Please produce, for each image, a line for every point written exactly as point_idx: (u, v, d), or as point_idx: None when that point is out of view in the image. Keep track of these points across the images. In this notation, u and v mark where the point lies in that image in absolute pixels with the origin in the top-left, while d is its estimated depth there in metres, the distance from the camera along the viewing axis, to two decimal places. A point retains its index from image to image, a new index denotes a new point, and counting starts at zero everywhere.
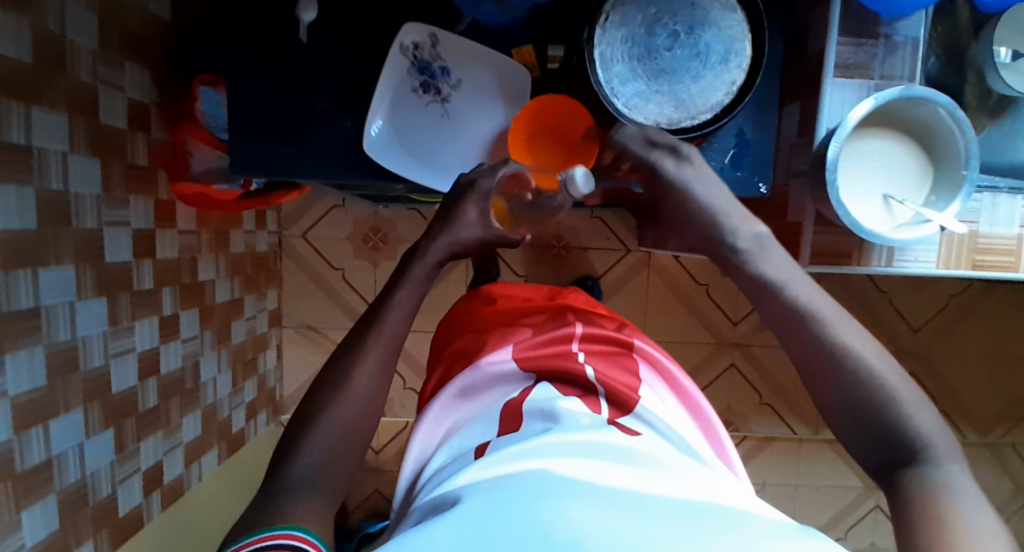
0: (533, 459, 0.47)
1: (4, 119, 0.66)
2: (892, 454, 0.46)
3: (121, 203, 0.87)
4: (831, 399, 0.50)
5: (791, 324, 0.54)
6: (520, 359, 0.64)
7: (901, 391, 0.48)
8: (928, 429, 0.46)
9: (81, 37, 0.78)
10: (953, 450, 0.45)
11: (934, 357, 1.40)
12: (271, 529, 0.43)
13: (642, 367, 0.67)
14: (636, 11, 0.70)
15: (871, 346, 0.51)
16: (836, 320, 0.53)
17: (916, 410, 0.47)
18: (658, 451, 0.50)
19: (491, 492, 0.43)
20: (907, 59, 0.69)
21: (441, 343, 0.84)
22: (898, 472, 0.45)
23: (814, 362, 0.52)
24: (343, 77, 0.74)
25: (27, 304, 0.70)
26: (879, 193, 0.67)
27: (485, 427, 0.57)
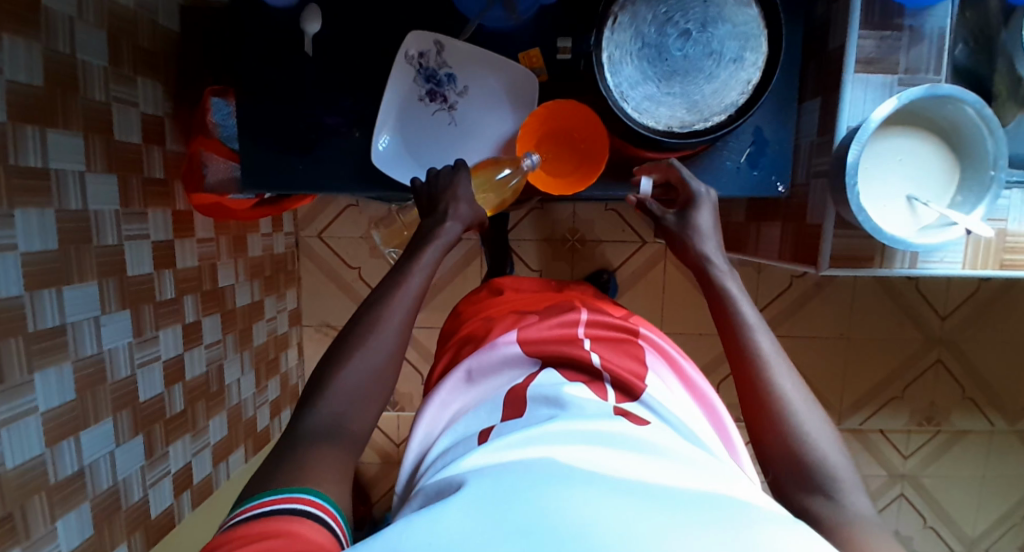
0: (536, 447, 0.44)
1: (20, 144, 0.67)
2: (800, 476, 0.47)
3: (139, 216, 0.89)
4: (758, 420, 0.51)
5: (734, 341, 0.56)
6: (524, 341, 0.60)
7: (820, 426, 0.49)
8: (834, 459, 0.47)
9: (93, 57, 0.78)
10: (856, 482, 0.46)
11: (963, 344, 1.35)
12: (271, 494, 0.43)
13: (650, 355, 0.60)
14: (647, 10, 0.67)
15: (794, 375, 0.53)
16: (771, 346, 0.55)
17: (831, 446, 0.48)
18: (664, 441, 0.46)
19: (493, 479, 0.40)
20: (933, 51, 0.65)
21: (445, 334, 0.78)
22: (806, 502, 0.46)
23: (747, 382, 0.53)
24: (349, 89, 0.73)
25: (53, 321, 0.73)
26: (902, 194, 0.64)
27: (489, 412, 0.53)
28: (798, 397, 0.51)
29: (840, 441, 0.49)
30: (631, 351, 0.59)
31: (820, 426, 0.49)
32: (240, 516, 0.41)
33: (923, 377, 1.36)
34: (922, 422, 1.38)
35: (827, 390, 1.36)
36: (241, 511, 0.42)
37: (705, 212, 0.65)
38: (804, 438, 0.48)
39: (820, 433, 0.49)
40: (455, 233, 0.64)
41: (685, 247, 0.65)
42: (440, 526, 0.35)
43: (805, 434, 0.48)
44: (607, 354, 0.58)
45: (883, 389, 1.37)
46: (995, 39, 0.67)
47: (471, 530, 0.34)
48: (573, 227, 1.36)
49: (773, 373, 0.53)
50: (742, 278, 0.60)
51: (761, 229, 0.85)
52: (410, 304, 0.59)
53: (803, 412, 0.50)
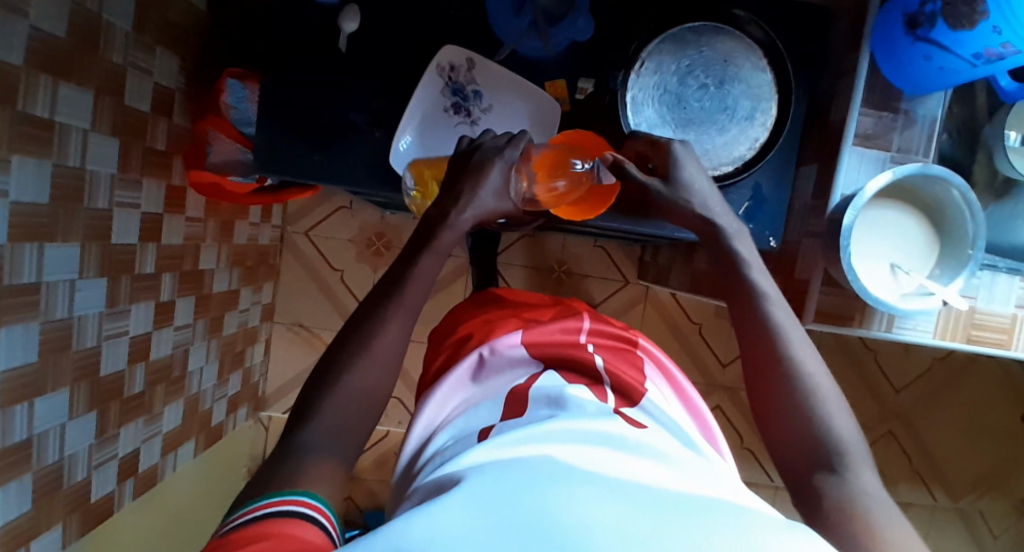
0: (541, 445, 0.43)
1: (31, 92, 0.65)
2: (816, 455, 0.48)
3: (134, 185, 0.86)
4: (774, 392, 0.52)
5: (750, 309, 0.57)
6: (530, 342, 0.61)
7: (832, 398, 0.51)
8: (847, 437, 0.49)
9: (118, 19, 0.78)
10: (866, 457, 0.48)
11: (913, 417, 1.43)
12: (269, 497, 0.40)
13: (647, 365, 0.63)
14: (671, 60, 0.72)
15: (808, 350, 0.54)
16: (785, 317, 0.57)
17: (843, 421, 0.50)
18: (660, 444, 0.47)
19: (499, 475, 0.39)
20: (923, 136, 0.72)
21: (438, 336, 0.78)
22: (816, 480, 0.47)
23: (763, 351, 0.55)
24: (376, 90, 0.75)
25: (30, 278, 0.69)
26: (887, 261, 0.68)
27: (490, 410, 0.53)
28: (812, 371, 0.53)
29: (851, 414, 0.51)
30: (631, 359, 0.62)
31: (831, 399, 0.51)
32: (236, 520, 0.38)
33: (875, 447, 1.42)
34: None
35: None
36: (238, 515, 0.38)
37: (691, 170, 0.65)
38: (814, 412, 0.50)
39: (832, 407, 0.51)
40: (457, 233, 0.63)
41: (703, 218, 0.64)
42: (445, 519, 0.34)
43: (818, 410, 0.50)
44: (609, 359, 0.60)
45: None
46: (976, 133, 0.75)
47: (481, 523, 0.33)
48: (561, 258, 1.39)
49: (789, 346, 0.54)
50: (757, 244, 0.62)
51: None
52: (420, 298, 0.58)
53: (815, 385, 0.52)
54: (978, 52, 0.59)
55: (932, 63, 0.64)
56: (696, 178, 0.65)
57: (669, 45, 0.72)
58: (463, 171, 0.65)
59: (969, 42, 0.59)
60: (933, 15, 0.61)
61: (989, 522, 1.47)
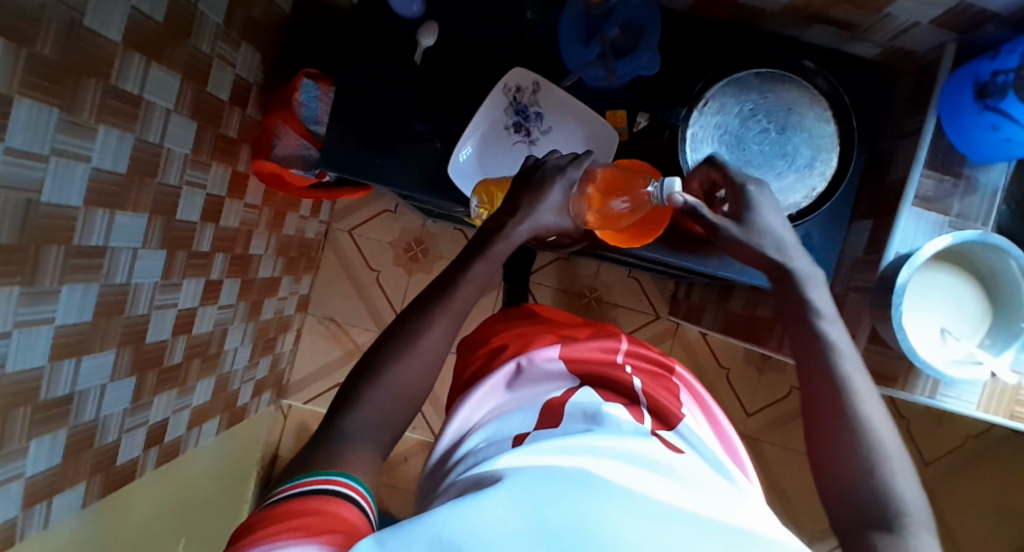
0: (580, 456, 0.44)
1: (125, 69, 0.70)
2: (872, 512, 0.48)
3: (203, 167, 0.91)
4: (835, 442, 0.53)
5: (818, 357, 0.57)
6: (569, 357, 0.61)
7: (896, 458, 0.51)
8: (908, 498, 0.49)
9: (211, 12, 0.83)
10: (927, 521, 0.48)
11: (941, 495, 1.37)
12: (311, 475, 0.41)
13: (683, 393, 0.63)
14: (734, 103, 0.73)
15: (874, 405, 0.54)
16: (853, 369, 0.57)
17: (905, 481, 0.50)
18: (692, 471, 0.46)
19: (538, 475, 0.40)
20: (983, 204, 0.71)
21: (470, 344, 0.79)
22: (871, 536, 0.47)
23: (828, 402, 0.55)
24: (442, 101, 0.78)
25: (97, 241, 0.73)
26: (936, 324, 0.67)
27: (526, 418, 0.54)
28: (876, 426, 0.53)
29: (914, 476, 0.51)
30: (667, 385, 0.62)
31: (895, 458, 0.51)
32: (281, 493, 0.39)
33: None
34: None
35: (804, 509, 1.40)
36: (283, 488, 0.40)
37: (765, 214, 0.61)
38: (876, 470, 0.50)
39: (896, 466, 0.51)
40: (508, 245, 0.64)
41: (775, 261, 0.61)
42: (486, 518, 0.34)
43: (882, 467, 0.50)
44: (647, 382, 0.60)
45: None
46: None
47: (522, 525, 0.34)
48: (595, 285, 1.40)
49: (854, 399, 0.54)
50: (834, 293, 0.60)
51: None
52: (465, 305, 0.60)
53: (881, 442, 0.52)
54: None
55: (999, 134, 0.64)
56: (770, 222, 0.61)
57: (732, 88, 0.73)
58: (522, 190, 0.67)
59: None
60: (1005, 87, 0.61)
61: None
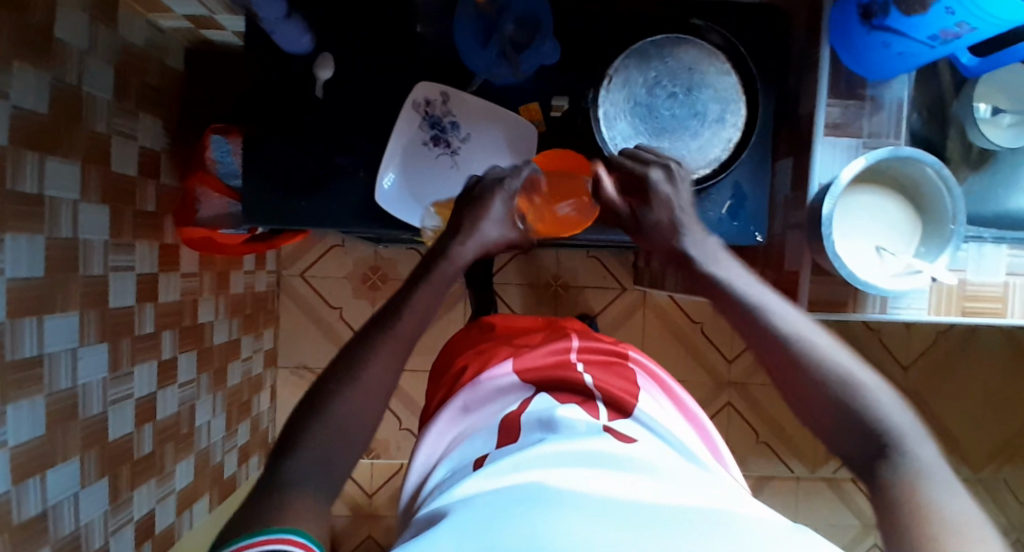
0: (531, 471, 0.44)
1: (19, 169, 0.66)
2: (870, 445, 0.46)
3: (127, 248, 0.88)
4: (805, 388, 0.50)
5: (746, 316, 0.56)
6: (521, 369, 0.61)
7: (862, 377, 0.49)
8: (893, 417, 0.46)
9: (99, 90, 0.80)
10: (920, 434, 0.45)
11: (924, 395, 1.43)
12: (252, 537, 0.40)
13: (641, 377, 0.64)
14: (638, 73, 0.73)
15: (822, 340, 0.53)
16: (785, 314, 0.55)
17: (887, 401, 0.48)
18: (651, 460, 0.47)
19: (485, 507, 0.39)
20: (892, 119, 0.73)
21: (439, 368, 0.80)
22: (878, 469, 0.44)
23: (775, 353, 0.53)
24: (356, 130, 0.76)
25: (31, 351, 0.70)
26: (872, 245, 0.69)
27: (484, 440, 0.53)
28: (833, 357, 0.51)
29: (889, 387, 0.49)
30: (623, 373, 0.63)
31: (866, 382, 0.49)
32: None
33: None
34: None
35: (803, 439, 1.44)
36: None
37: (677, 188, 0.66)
38: (854, 402, 0.48)
39: (872, 389, 0.48)
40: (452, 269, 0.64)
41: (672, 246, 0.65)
42: None
43: (856, 395, 0.48)
44: (599, 375, 0.61)
45: None
46: (946, 110, 0.77)
47: None
48: (557, 272, 1.40)
49: (799, 340, 0.53)
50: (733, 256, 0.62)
51: None
52: (418, 331, 0.59)
53: (837, 369, 0.50)
54: (934, 34, 0.60)
55: (891, 50, 0.65)
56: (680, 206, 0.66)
57: (634, 60, 0.73)
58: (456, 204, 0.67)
59: (925, 26, 0.60)
60: (886, 5, 0.62)
61: (1014, 490, 1.46)
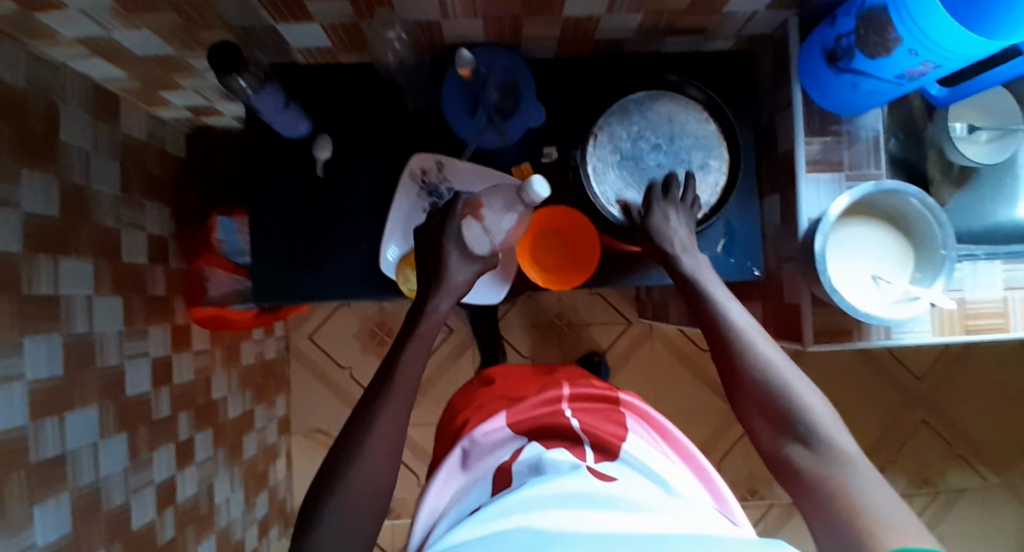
0: (523, 512, 0.47)
1: (34, 274, 0.69)
2: (805, 447, 0.53)
3: (141, 335, 0.89)
4: (756, 394, 0.57)
5: (709, 320, 0.63)
6: (513, 421, 0.64)
7: (802, 388, 0.56)
8: (829, 426, 0.53)
9: (106, 187, 0.83)
10: (849, 441, 0.53)
11: (939, 402, 1.43)
12: None
13: (630, 420, 0.66)
14: (621, 128, 0.76)
15: (774, 349, 0.59)
16: (741, 320, 0.62)
17: (823, 411, 0.55)
18: (632, 493, 0.50)
19: (488, 548, 0.42)
20: (871, 149, 0.75)
21: (441, 427, 0.80)
22: (810, 472, 0.52)
23: (732, 361, 0.59)
24: (355, 204, 0.79)
25: (53, 451, 0.71)
26: (867, 275, 0.71)
27: (477, 491, 0.56)
28: (782, 368, 0.57)
29: (822, 396, 0.56)
30: (613, 417, 0.65)
31: (808, 394, 0.56)
32: None
33: (909, 438, 1.42)
34: (919, 483, 1.42)
35: None
36: None
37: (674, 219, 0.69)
38: (795, 410, 0.55)
39: (811, 397, 0.56)
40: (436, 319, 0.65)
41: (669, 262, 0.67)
42: None
43: (800, 404, 0.55)
44: (588, 420, 0.63)
45: (877, 452, 1.42)
46: (921, 134, 0.80)
47: None
48: (560, 311, 1.42)
49: (756, 351, 0.59)
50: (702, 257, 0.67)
51: None
52: None
53: (798, 396, 0.55)
54: (900, 73, 0.64)
55: (861, 89, 0.68)
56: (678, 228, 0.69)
57: (616, 115, 0.76)
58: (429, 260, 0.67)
59: (889, 66, 0.63)
60: (849, 49, 0.65)
61: None
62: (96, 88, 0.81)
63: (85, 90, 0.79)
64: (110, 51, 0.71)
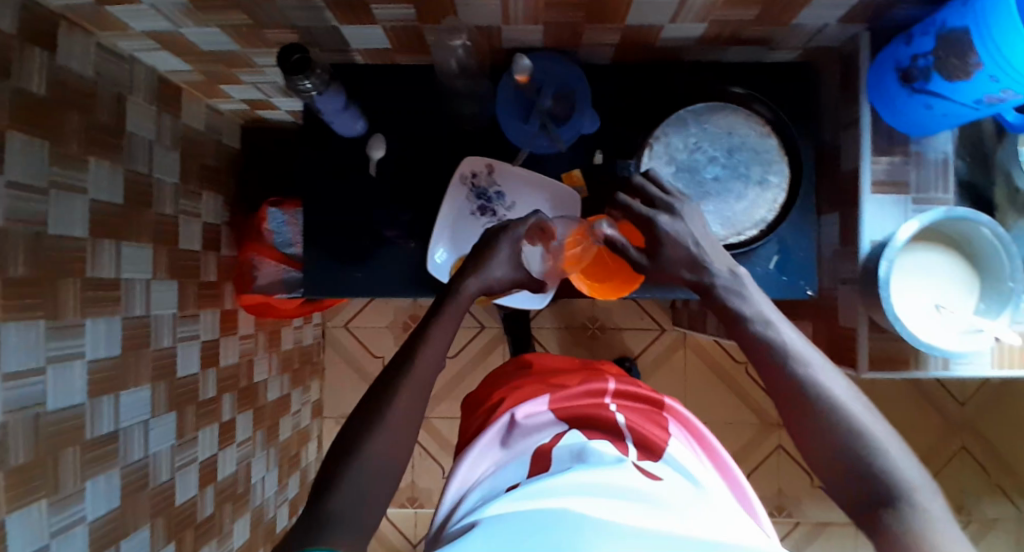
0: (555, 498, 0.48)
1: (98, 258, 0.71)
2: (874, 491, 0.46)
3: (192, 319, 0.92)
4: (813, 426, 0.51)
5: (759, 342, 0.57)
6: (557, 407, 0.63)
7: (871, 422, 0.50)
8: (902, 466, 0.47)
9: (166, 175, 0.85)
10: (927, 486, 0.45)
11: (983, 430, 1.38)
12: None
13: (672, 424, 0.65)
14: (678, 139, 0.75)
15: (835, 377, 0.53)
16: (796, 342, 0.56)
17: (893, 446, 0.48)
18: (666, 494, 0.50)
19: (513, 527, 0.45)
20: (941, 172, 0.72)
21: (471, 406, 0.81)
22: (882, 518, 0.45)
23: (787, 386, 0.53)
24: (408, 204, 0.80)
25: (107, 428, 0.73)
26: (930, 303, 0.69)
27: (515, 470, 0.57)
28: (843, 397, 0.51)
29: (894, 432, 0.49)
30: (656, 419, 0.64)
31: (877, 428, 0.49)
32: None
33: (948, 465, 1.37)
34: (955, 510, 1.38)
35: None
36: None
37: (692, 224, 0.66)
38: (861, 445, 0.48)
39: (880, 433, 0.49)
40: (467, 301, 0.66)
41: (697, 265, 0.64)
42: None
43: (868, 438, 0.48)
44: (632, 417, 0.63)
45: None
46: (993, 157, 0.76)
47: None
48: (593, 314, 1.41)
49: (814, 377, 0.53)
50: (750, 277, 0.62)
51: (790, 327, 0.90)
52: None
53: (849, 414, 0.50)
54: (979, 98, 0.60)
55: (935, 111, 0.65)
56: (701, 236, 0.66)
57: (673, 127, 0.75)
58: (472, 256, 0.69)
59: (967, 90, 0.60)
60: (926, 70, 0.62)
61: None
62: (161, 79, 0.83)
63: (150, 81, 0.81)
64: (176, 45, 0.73)
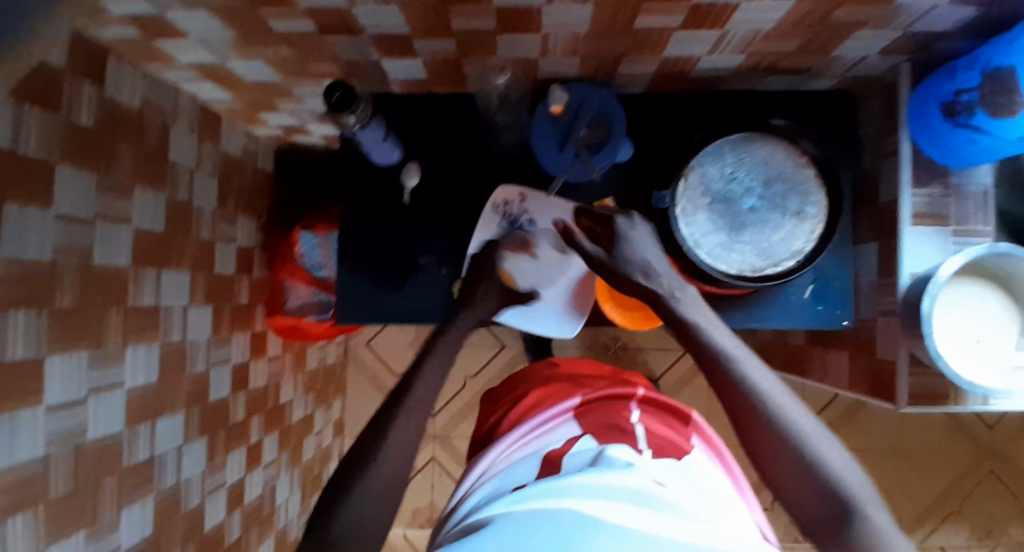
0: (567, 499, 0.45)
1: (139, 286, 0.72)
2: (834, 509, 0.51)
3: (225, 342, 0.92)
4: (773, 452, 0.54)
5: (719, 371, 0.59)
6: (580, 411, 0.61)
7: (823, 445, 0.54)
8: (854, 487, 0.52)
9: (204, 201, 0.86)
10: (875, 501, 0.52)
11: (1012, 456, 1.35)
12: None
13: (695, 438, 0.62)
14: (713, 170, 0.75)
15: (790, 403, 0.56)
16: (753, 367, 0.59)
17: (841, 464, 0.53)
18: (684, 503, 0.46)
19: (518, 529, 0.42)
20: (982, 205, 0.71)
21: (492, 397, 0.80)
22: (841, 533, 0.50)
23: (745, 415, 0.56)
24: (443, 232, 0.80)
25: (144, 455, 0.74)
26: (971, 339, 0.68)
27: (526, 470, 0.54)
28: (799, 423, 0.55)
29: (845, 453, 0.54)
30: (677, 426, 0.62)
31: (828, 452, 0.54)
32: None
33: (976, 491, 1.35)
34: (982, 537, 1.36)
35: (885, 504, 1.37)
36: None
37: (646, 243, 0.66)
38: (819, 470, 0.52)
39: (833, 455, 0.54)
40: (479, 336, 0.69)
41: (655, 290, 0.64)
42: None
43: (825, 463, 0.53)
44: (653, 424, 0.60)
45: (941, 504, 1.36)
46: None
47: None
48: (615, 334, 1.39)
49: (772, 404, 0.56)
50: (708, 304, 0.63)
51: (824, 354, 0.89)
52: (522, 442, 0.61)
53: (806, 440, 0.54)
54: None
55: (977, 145, 0.64)
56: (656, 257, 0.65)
57: (708, 157, 0.75)
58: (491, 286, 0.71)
59: (1012, 126, 0.59)
60: (971, 105, 0.61)
61: None
62: (201, 107, 0.84)
63: (191, 109, 0.82)
64: (221, 76, 0.74)
